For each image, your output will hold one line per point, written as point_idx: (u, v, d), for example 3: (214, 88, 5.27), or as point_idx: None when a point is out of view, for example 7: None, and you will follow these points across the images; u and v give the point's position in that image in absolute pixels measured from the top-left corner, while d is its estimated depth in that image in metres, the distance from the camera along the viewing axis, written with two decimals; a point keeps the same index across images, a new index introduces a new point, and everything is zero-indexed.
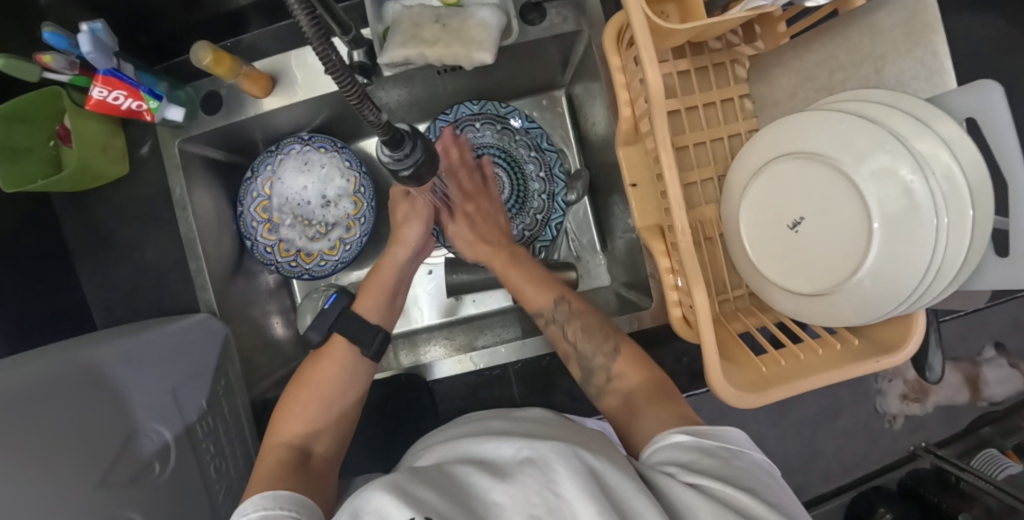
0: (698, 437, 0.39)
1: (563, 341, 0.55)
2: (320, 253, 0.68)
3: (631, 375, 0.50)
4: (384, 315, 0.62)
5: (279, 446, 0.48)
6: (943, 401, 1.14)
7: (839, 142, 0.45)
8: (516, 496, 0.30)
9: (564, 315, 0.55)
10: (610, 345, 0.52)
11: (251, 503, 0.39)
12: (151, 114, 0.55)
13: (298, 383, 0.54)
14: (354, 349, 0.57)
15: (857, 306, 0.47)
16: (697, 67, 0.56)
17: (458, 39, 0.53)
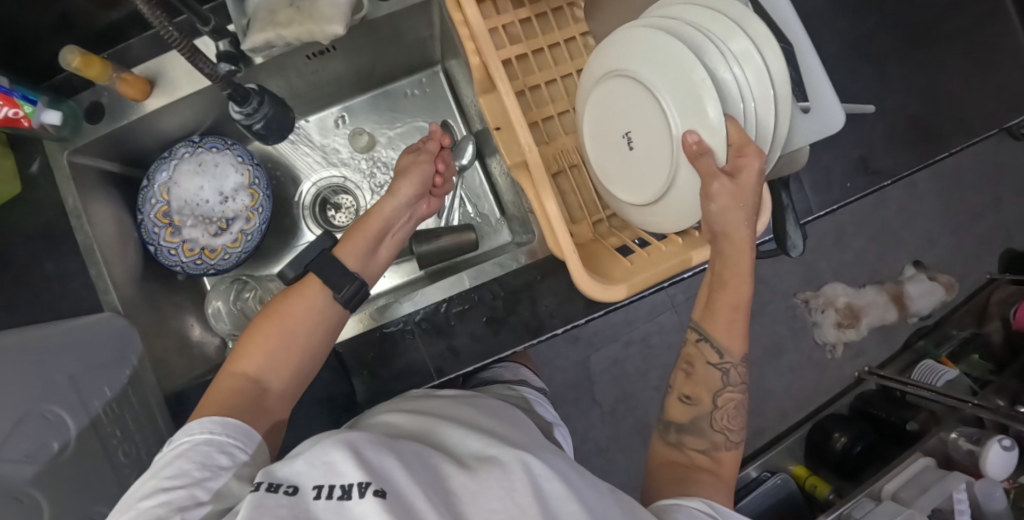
0: (713, 512, 0.44)
1: (706, 390, 0.55)
2: (223, 247, 0.71)
3: (724, 463, 0.54)
4: (364, 263, 0.55)
5: (235, 376, 0.46)
6: (875, 322, 1.16)
7: (652, 57, 0.48)
8: (478, 494, 0.35)
9: (732, 376, 0.55)
10: (735, 436, 0.55)
11: (198, 423, 0.41)
12: (28, 120, 0.57)
13: (266, 312, 0.49)
14: (328, 292, 0.51)
15: (684, 210, 0.51)
16: (536, 14, 0.61)
17: (310, 17, 0.57)
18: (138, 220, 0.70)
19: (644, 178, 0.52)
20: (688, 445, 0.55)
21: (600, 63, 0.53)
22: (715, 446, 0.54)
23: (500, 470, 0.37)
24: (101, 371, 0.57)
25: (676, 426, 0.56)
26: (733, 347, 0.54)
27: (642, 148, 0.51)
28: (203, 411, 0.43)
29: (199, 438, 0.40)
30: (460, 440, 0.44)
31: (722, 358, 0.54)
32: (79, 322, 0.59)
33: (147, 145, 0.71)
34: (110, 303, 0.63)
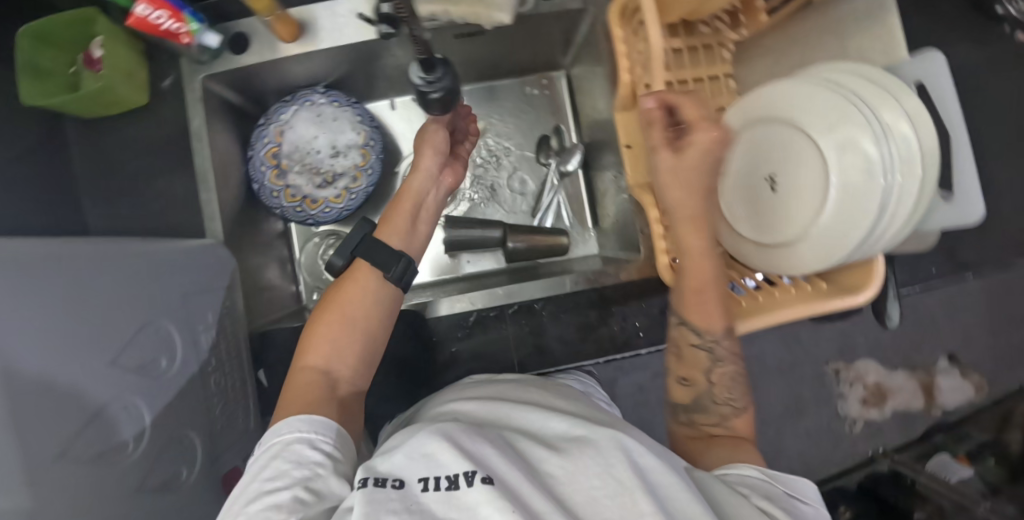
0: (770, 479, 0.43)
1: (685, 347, 0.56)
2: (326, 200, 0.72)
3: (739, 428, 0.53)
4: (409, 240, 0.56)
5: (307, 370, 0.46)
6: (901, 406, 1.19)
7: (806, 109, 0.53)
8: (574, 477, 0.34)
9: (725, 351, 0.55)
10: (742, 399, 0.55)
11: (287, 422, 0.40)
12: (190, 37, 0.57)
13: (326, 303, 0.50)
14: (377, 273, 0.51)
15: (815, 256, 0.53)
16: (688, 47, 0.62)
17: (479, 0, 0.58)
18: (249, 155, 0.71)
19: (784, 218, 0.55)
20: (700, 417, 0.55)
21: (749, 110, 0.59)
22: (725, 418, 0.54)
23: (591, 448, 0.37)
24: (205, 296, 0.56)
25: (684, 410, 0.56)
26: (708, 323, 0.54)
27: (785, 190, 0.56)
28: (287, 412, 0.41)
29: (291, 437, 0.39)
30: (534, 417, 0.43)
31: (710, 340, 0.54)
32: (181, 244, 0.57)
33: (271, 86, 0.71)
34: (212, 232, 0.64)
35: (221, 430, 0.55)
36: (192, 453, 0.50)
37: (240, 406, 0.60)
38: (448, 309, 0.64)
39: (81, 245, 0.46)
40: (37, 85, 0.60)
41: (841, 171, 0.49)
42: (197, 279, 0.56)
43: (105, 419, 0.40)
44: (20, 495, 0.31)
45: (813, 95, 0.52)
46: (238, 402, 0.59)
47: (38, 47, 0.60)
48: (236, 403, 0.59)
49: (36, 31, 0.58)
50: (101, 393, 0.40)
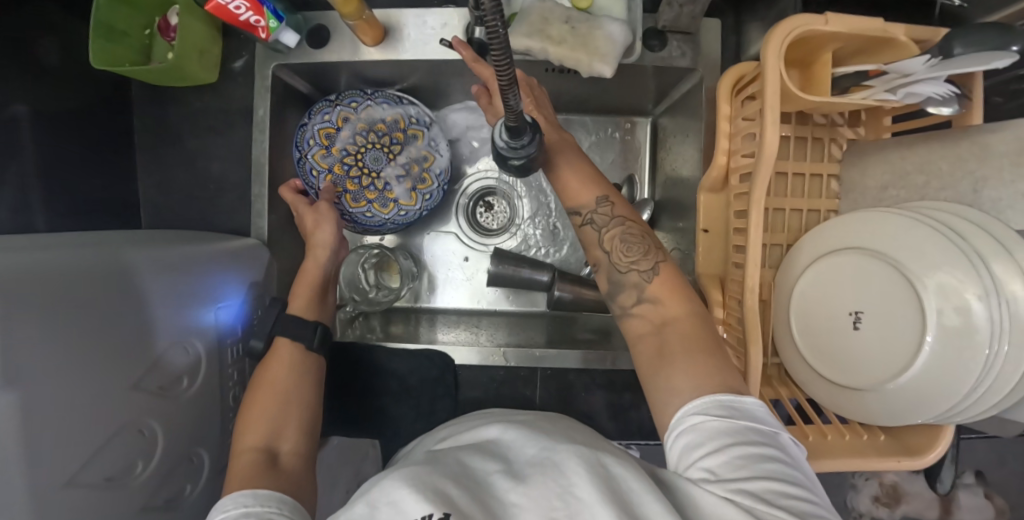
0: (727, 418, 0.39)
1: (597, 247, 0.52)
2: (370, 205, 0.68)
3: (667, 305, 0.48)
4: (321, 310, 0.57)
5: (246, 452, 0.45)
6: (912, 512, 1.06)
7: (908, 249, 0.47)
8: (533, 500, 0.34)
9: (603, 219, 0.52)
10: (648, 264, 0.50)
11: (231, 499, 0.39)
12: (267, 33, 0.54)
13: (253, 386, 0.50)
14: (299, 348, 0.52)
15: (886, 410, 0.49)
16: (798, 136, 0.58)
17: (583, 45, 0.54)
18: (302, 121, 0.65)
19: (862, 364, 0.50)
20: (623, 301, 0.50)
21: (838, 231, 0.52)
22: (640, 284, 0.49)
23: (554, 472, 0.35)
24: (239, 305, 0.55)
25: (609, 299, 0.52)
26: (573, 201, 0.53)
27: (868, 332, 0.50)
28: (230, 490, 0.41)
29: (235, 514, 0.37)
30: (511, 438, 0.43)
31: (582, 215, 0.53)
32: (223, 245, 0.56)
33: (343, 82, 0.67)
34: (258, 229, 0.62)
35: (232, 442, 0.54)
36: (200, 470, 0.49)
37: None
38: (480, 360, 0.63)
39: (122, 247, 0.45)
40: (110, 47, 0.57)
41: (939, 328, 0.45)
42: (235, 283, 0.54)
43: (122, 439, 0.40)
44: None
45: (912, 231, 0.48)
46: None
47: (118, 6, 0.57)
48: None
49: None
50: (121, 416, 0.40)
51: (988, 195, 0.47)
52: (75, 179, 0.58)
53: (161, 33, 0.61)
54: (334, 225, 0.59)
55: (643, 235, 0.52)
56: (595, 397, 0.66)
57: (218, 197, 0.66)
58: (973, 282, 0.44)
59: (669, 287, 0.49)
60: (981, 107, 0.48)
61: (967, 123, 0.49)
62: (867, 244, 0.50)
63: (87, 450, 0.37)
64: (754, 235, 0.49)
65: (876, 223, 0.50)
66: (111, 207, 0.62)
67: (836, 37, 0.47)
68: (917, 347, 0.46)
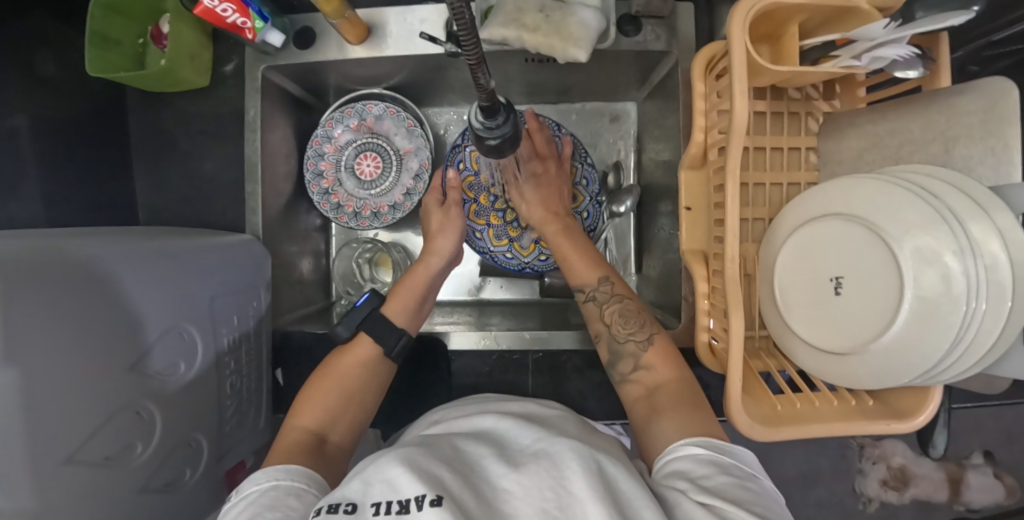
0: (714, 452, 0.41)
1: (598, 321, 0.58)
2: (487, 228, 0.71)
3: (658, 370, 0.52)
4: (410, 320, 0.60)
5: (297, 430, 0.48)
6: (921, 495, 1.04)
7: (885, 212, 0.48)
8: (526, 489, 0.34)
9: (604, 296, 0.58)
10: (644, 335, 0.55)
11: (264, 472, 0.41)
12: (254, 33, 0.57)
13: (321, 372, 0.53)
14: (377, 348, 0.55)
15: (871, 373, 0.50)
16: (774, 111, 0.59)
17: (557, 32, 0.55)
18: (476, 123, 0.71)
19: (847, 329, 0.50)
20: (623, 369, 0.55)
21: (817, 199, 0.53)
22: (636, 355, 0.54)
23: (549, 467, 0.35)
24: (234, 297, 0.56)
25: (609, 367, 0.56)
26: (577, 280, 0.60)
27: (850, 297, 0.50)
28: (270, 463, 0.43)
29: (266, 485, 0.40)
30: (511, 429, 0.43)
31: (584, 292, 0.59)
32: (220, 240, 0.58)
33: (332, 81, 0.70)
34: (253, 225, 0.64)
35: (230, 430, 0.56)
36: (198, 456, 0.50)
37: (254, 404, 0.60)
38: (473, 345, 0.65)
39: (118, 240, 0.47)
40: (104, 55, 0.60)
41: (917, 287, 0.45)
42: (231, 279, 0.56)
43: (119, 420, 0.41)
44: (22, 494, 0.33)
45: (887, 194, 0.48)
46: (253, 398, 0.60)
47: (111, 15, 0.60)
48: (250, 402, 0.60)
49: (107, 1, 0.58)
50: (118, 399, 0.41)
51: (958, 154, 0.48)
52: (74, 183, 0.60)
53: (154, 41, 0.64)
54: (455, 233, 0.65)
55: (641, 312, 0.56)
56: (587, 377, 0.67)
57: (213, 196, 0.68)
58: (948, 240, 0.45)
59: (662, 354, 0.53)
60: (947, 68, 0.49)
61: (935, 85, 0.50)
62: (844, 210, 0.51)
63: (85, 428, 0.38)
64: (731, 204, 0.50)
65: (853, 189, 0.51)
66: (107, 209, 0.64)
67: (800, 8, 0.48)
68: (897, 308, 0.47)
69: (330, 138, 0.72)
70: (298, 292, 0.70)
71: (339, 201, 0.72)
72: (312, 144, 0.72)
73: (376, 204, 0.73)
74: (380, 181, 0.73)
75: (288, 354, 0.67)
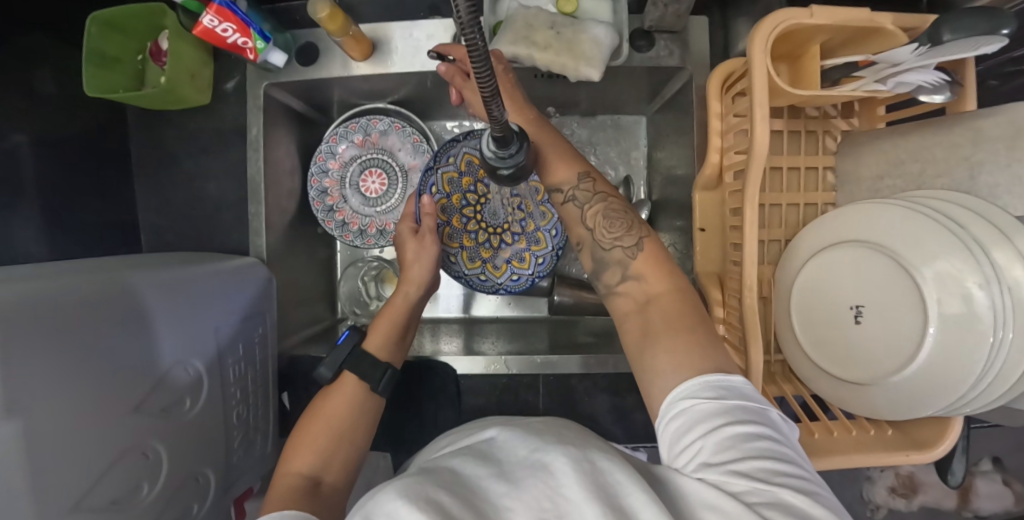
0: (716, 400, 0.38)
1: (581, 225, 0.52)
2: (461, 251, 0.69)
3: (650, 280, 0.47)
4: (393, 351, 0.59)
5: (290, 475, 0.47)
6: (930, 502, 1.03)
7: (908, 240, 0.47)
8: (524, 502, 0.33)
9: (586, 195, 0.52)
10: (631, 240, 0.50)
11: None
12: (255, 53, 0.55)
13: (312, 412, 0.52)
14: (364, 386, 0.54)
15: (892, 403, 0.49)
16: (790, 130, 0.57)
17: (569, 50, 0.54)
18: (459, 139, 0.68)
19: (867, 358, 0.49)
20: (608, 280, 0.49)
21: (836, 223, 0.52)
22: (620, 263, 0.49)
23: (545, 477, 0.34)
24: (240, 325, 0.55)
25: (593, 278, 0.51)
26: (554, 180, 0.53)
27: (870, 326, 0.49)
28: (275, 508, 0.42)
29: None
30: (505, 438, 0.42)
31: (564, 191, 0.52)
32: (223, 265, 0.56)
33: (336, 97, 0.68)
34: (257, 247, 0.63)
35: (237, 460, 0.55)
36: (205, 490, 0.50)
37: (261, 431, 0.60)
38: (481, 370, 0.64)
39: (119, 272, 0.45)
40: (103, 74, 0.58)
41: (940, 319, 0.44)
42: (235, 305, 0.55)
43: (126, 461, 0.40)
44: None
45: (908, 221, 0.47)
46: (260, 425, 0.60)
47: (109, 33, 0.58)
48: (257, 429, 0.59)
49: (104, 20, 0.56)
50: (124, 439, 0.40)
51: (983, 181, 0.46)
52: (76, 207, 0.59)
53: (153, 59, 0.62)
54: (431, 263, 0.64)
55: (626, 212, 0.51)
56: (597, 398, 0.66)
57: (216, 215, 0.67)
58: (974, 271, 0.43)
59: (653, 266, 0.48)
60: (974, 93, 0.47)
61: (960, 110, 0.48)
62: (863, 237, 0.50)
63: (89, 473, 0.37)
64: (749, 230, 0.48)
65: (873, 214, 0.50)
66: (110, 233, 0.63)
67: (823, 29, 0.46)
68: (920, 339, 0.45)
69: (335, 154, 0.71)
70: (304, 312, 0.69)
71: (344, 218, 0.71)
72: (316, 160, 0.70)
73: (382, 222, 0.71)
74: (385, 199, 0.72)
75: (295, 377, 0.67)
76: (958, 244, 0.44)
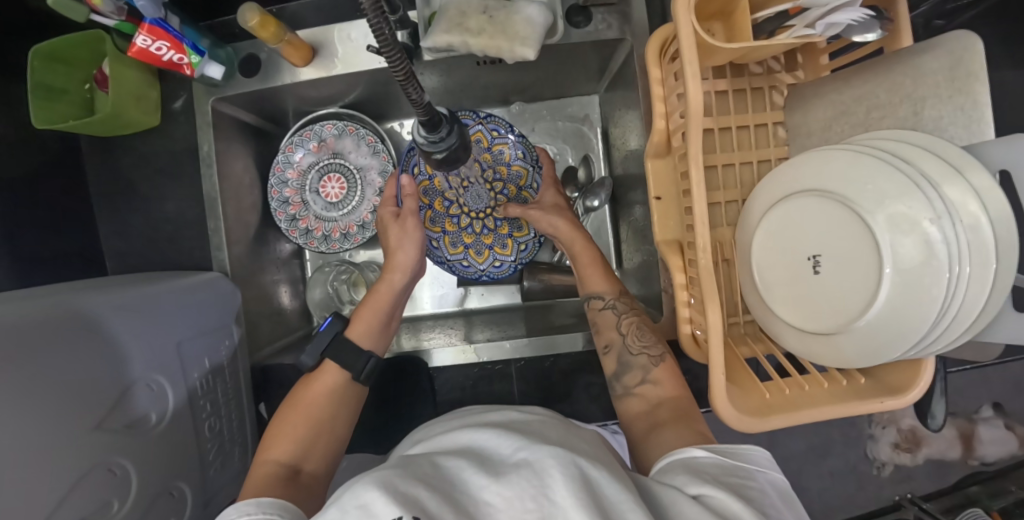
0: (717, 455, 0.41)
1: (613, 329, 0.58)
2: (443, 236, 0.69)
3: (667, 385, 0.53)
4: (377, 339, 0.60)
5: (269, 463, 0.47)
6: (934, 454, 0.99)
7: (855, 184, 0.46)
8: (510, 499, 0.34)
9: (622, 307, 0.59)
10: (657, 350, 0.55)
11: (235, 508, 0.38)
12: (192, 68, 0.55)
13: (290, 404, 0.53)
14: (345, 374, 0.55)
15: (859, 349, 0.48)
16: (735, 89, 0.57)
17: (502, 32, 0.54)
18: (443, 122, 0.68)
19: (831, 307, 0.48)
20: (628, 382, 0.55)
21: (785, 176, 0.51)
22: (647, 368, 0.54)
23: (528, 476, 0.35)
24: (204, 339, 0.55)
25: (615, 378, 0.56)
26: (594, 290, 0.61)
27: (830, 275, 0.48)
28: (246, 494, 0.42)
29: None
30: (487, 440, 0.43)
31: (604, 300, 0.60)
32: (185, 282, 0.57)
33: (288, 106, 0.69)
34: (220, 261, 0.63)
35: (214, 473, 0.55)
36: (182, 505, 0.50)
37: (238, 443, 0.60)
38: (453, 360, 0.65)
39: (75, 296, 0.46)
40: (50, 106, 0.59)
41: (895, 258, 0.44)
42: (196, 320, 0.55)
43: (93, 480, 0.40)
44: None
45: (855, 166, 0.46)
46: (235, 437, 0.60)
47: (52, 64, 0.59)
48: (232, 441, 0.59)
49: (45, 52, 0.57)
50: (87, 458, 0.40)
51: (927, 117, 0.46)
52: (36, 240, 0.59)
53: (99, 86, 0.62)
54: (416, 247, 0.62)
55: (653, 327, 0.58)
56: (570, 377, 0.66)
57: (178, 235, 0.67)
58: (924, 206, 0.43)
59: (671, 372, 0.54)
60: (906, 27, 0.47)
61: (896, 46, 0.48)
62: (817, 185, 0.48)
63: (54, 496, 0.37)
64: (697, 190, 0.48)
65: (821, 163, 0.49)
66: (72, 261, 0.63)
67: None
68: (879, 280, 0.45)
69: (292, 164, 0.71)
70: (275, 323, 0.70)
71: (308, 225, 0.71)
72: (274, 171, 0.71)
73: (345, 224, 0.72)
74: (347, 201, 0.72)
75: (270, 388, 0.67)
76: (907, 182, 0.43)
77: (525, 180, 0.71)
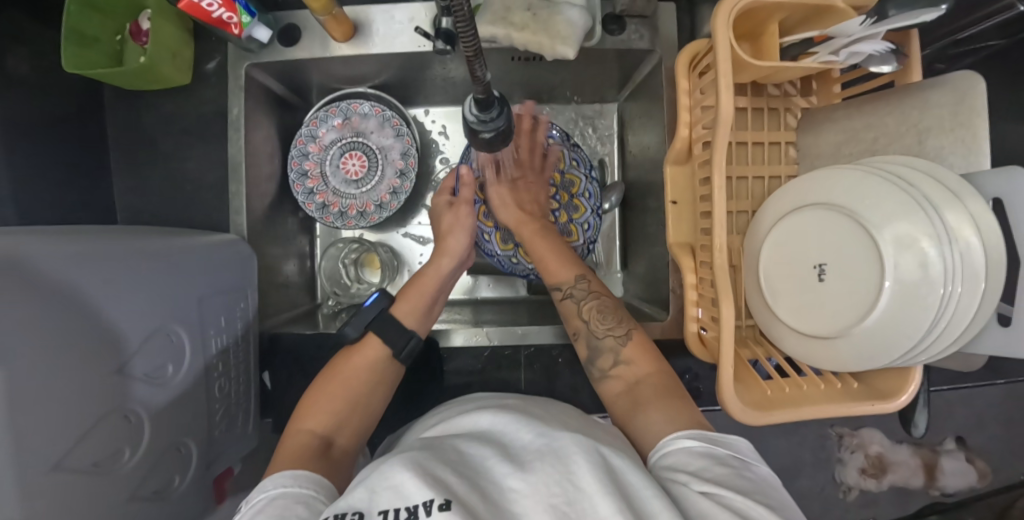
0: (708, 445, 0.42)
1: (576, 318, 0.60)
2: (495, 231, 0.70)
3: (639, 364, 0.55)
4: (420, 320, 0.60)
5: (304, 433, 0.48)
6: (897, 482, 1.02)
7: (865, 201, 0.49)
8: (535, 486, 0.34)
9: (581, 293, 0.61)
10: (620, 331, 0.57)
11: (270, 480, 0.41)
12: (240, 28, 0.56)
13: (331, 371, 0.54)
14: (387, 350, 0.56)
15: (856, 353, 0.51)
16: (754, 107, 0.61)
17: (545, 29, 0.56)
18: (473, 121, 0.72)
19: (833, 313, 0.51)
20: (602, 365, 0.57)
21: (798, 188, 0.54)
22: (613, 350, 0.56)
23: (553, 463, 0.36)
24: (220, 299, 0.55)
25: (589, 364, 0.58)
26: (556, 280, 0.62)
27: (834, 283, 0.51)
28: (278, 468, 0.43)
29: (274, 492, 0.40)
30: (507, 425, 0.43)
31: (562, 289, 0.61)
32: (208, 242, 0.56)
33: (316, 80, 0.69)
34: (238, 226, 0.63)
35: (219, 436, 0.54)
36: (187, 462, 0.49)
37: (242, 408, 0.59)
38: (463, 340, 0.66)
39: (102, 239, 0.45)
40: (81, 52, 0.58)
41: (896, 271, 0.47)
42: (216, 278, 0.54)
43: (108, 423, 0.39)
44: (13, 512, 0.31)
45: (865, 184, 0.50)
46: (239, 401, 0.59)
47: (87, 12, 0.58)
48: (237, 405, 0.58)
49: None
50: (105, 404, 0.39)
51: (929, 145, 0.51)
52: (52, 185, 0.58)
53: (132, 39, 0.62)
54: (466, 232, 0.65)
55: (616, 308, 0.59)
56: (572, 370, 0.68)
57: (195, 196, 0.66)
58: (925, 227, 0.47)
59: (641, 349, 0.56)
60: (918, 64, 0.52)
61: (907, 80, 0.53)
62: (828, 199, 0.52)
63: (70, 435, 0.36)
64: (718, 195, 0.50)
65: (833, 180, 0.52)
66: (82, 211, 0.62)
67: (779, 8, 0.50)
68: (878, 291, 0.48)
69: (315, 138, 0.72)
70: (281, 294, 0.70)
71: (325, 200, 0.72)
72: (296, 143, 0.71)
73: (362, 203, 0.72)
74: (366, 180, 0.73)
75: (273, 358, 0.67)
76: (912, 203, 0.47)
77: (576, 189, 0.73)
